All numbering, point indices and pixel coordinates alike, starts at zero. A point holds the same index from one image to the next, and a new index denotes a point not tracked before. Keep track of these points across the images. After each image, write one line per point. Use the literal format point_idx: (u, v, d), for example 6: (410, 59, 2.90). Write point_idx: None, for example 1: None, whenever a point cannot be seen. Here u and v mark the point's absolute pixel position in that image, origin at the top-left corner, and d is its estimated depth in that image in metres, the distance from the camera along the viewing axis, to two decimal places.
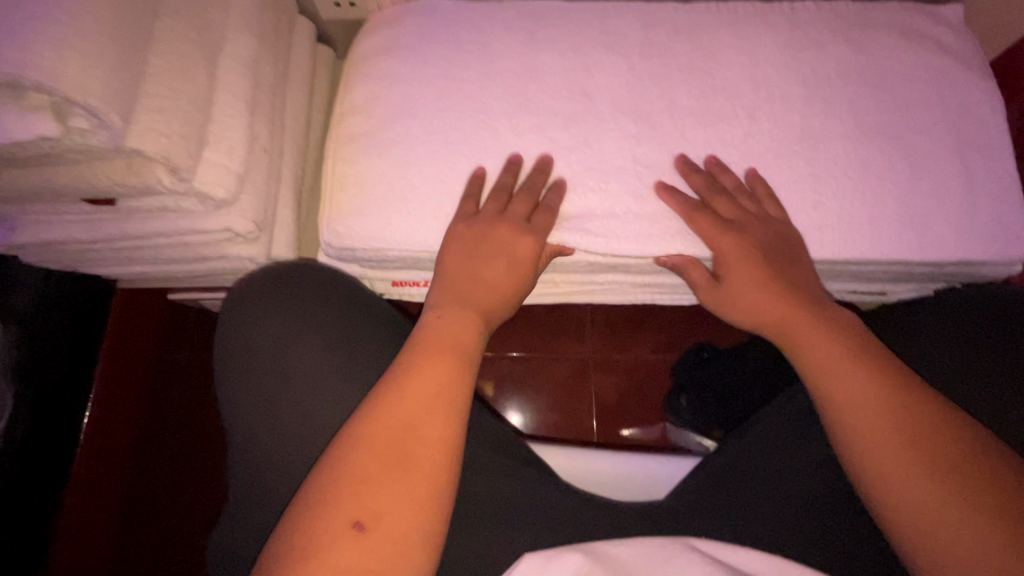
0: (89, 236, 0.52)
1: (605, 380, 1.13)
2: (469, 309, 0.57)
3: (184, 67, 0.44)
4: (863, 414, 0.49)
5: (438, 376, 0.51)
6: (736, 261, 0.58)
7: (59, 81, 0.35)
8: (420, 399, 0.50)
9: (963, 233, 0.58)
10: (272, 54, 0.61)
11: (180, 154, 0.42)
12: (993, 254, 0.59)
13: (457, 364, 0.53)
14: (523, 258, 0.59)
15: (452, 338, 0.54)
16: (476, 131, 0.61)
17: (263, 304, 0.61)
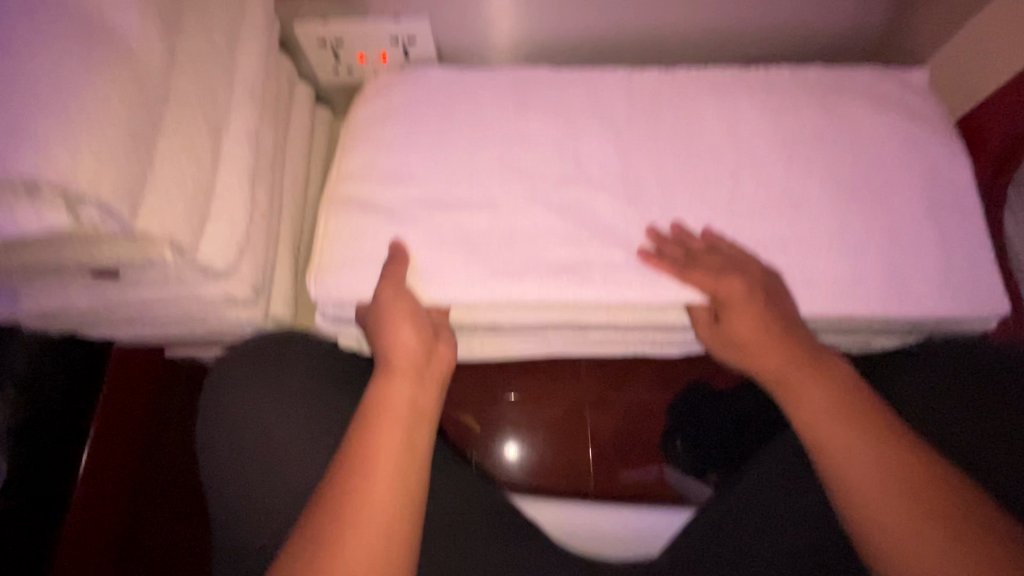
0: (90, 304, 0.53)
1: (603, 422, 1.10)
2: (404, 371, 0.56)
3: (190, 146, 0.46)
4: (857, 467, 0.50)
5: (392, 444, 0.51)
6: (741, 306, 0.58)
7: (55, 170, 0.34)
8: (382, 467, 0.49)
9: (941, 291, 0.61)
10: (274, 123, 0.64)
11: (185, 233, 0.44)
12: (972, 311, 0.61)
13: (403, 431, 0.52)
14: (419, 317, 0.58)
15: (395, 404, 0.53)
16: (470, 194, 0.64)
17: (244, 368, 0.63)
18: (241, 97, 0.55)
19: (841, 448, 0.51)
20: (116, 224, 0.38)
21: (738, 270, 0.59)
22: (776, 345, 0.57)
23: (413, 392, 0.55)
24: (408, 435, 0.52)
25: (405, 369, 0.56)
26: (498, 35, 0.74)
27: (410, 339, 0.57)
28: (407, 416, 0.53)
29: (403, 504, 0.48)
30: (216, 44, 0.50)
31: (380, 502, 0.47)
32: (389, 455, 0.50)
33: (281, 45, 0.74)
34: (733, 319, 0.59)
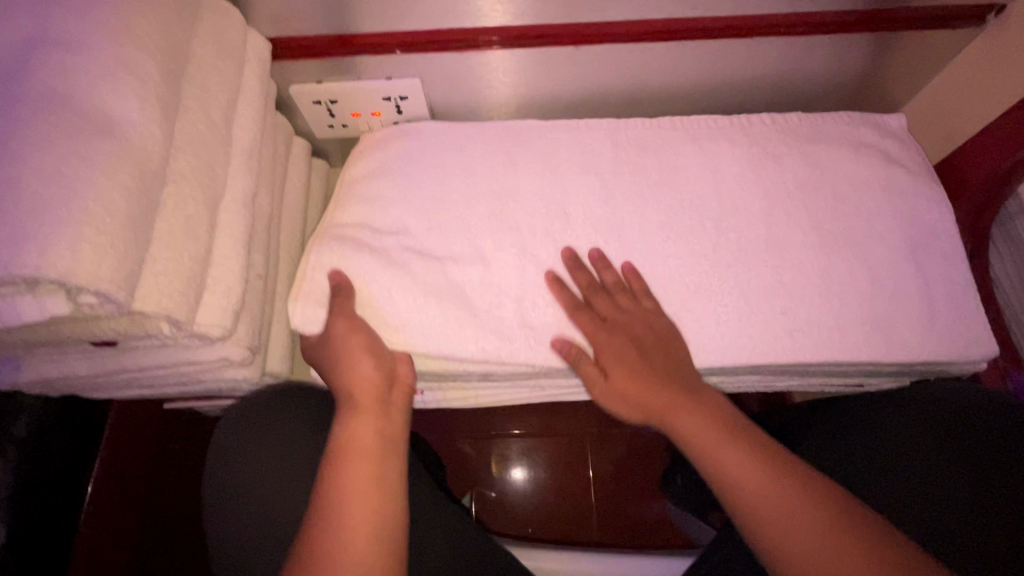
0: (91, 371, 0.54)
1: (602, 458, 1.10)
2: (363, 408, 0.56)
3: (189, 225, 0.47)
4: (778, 509, 0.49)
5: (364, 476, 0.52)
6: (621, 355, 0.60)
7: (54, 267, 0.35)
8: (355, 502, 0.50)
9: (926, 335, 0.61)
10: (269, 184, 0.66)
11: (182, 310, 0.45)
12: (959, 355, 0.61)
13: (374, 465, 0.53)
14: (375, 346, 0.59)
15: (359, 441, 0.54)
16: (460, 248, 0.65)
17: (269, 414, 0.66)
18: (237, 167, 0.57)
19: (752, 500, 0.50)
20: (115, 306, 0.39)
21: (624, 321, 0.61)
22: (674, 412, 0.56)
23: (379, 429, 0.56)
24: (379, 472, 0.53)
25: (369, 403, 0.56)
26: (486, 90, 0.77)
27: (370, 373, 0.58)
28: (376, 451, 0.54)
29: (382, 528, 0.49)
30: (212, 122, 0.52)
31: (358, 526, 0.49)
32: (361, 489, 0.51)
33: (276, 104, 0.76)
34: (611, 371, 0.59)
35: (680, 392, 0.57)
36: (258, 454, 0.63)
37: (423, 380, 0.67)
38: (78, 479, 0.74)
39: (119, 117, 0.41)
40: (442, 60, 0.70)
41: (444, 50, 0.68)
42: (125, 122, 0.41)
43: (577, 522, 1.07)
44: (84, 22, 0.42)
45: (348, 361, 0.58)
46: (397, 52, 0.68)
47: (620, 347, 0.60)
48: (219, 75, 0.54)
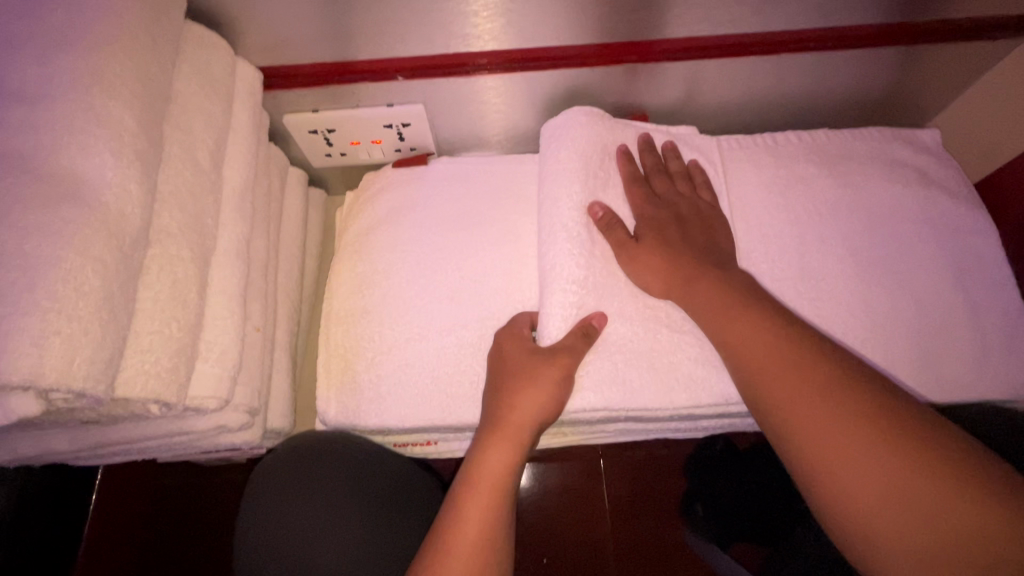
0: (73, 445, 0.49)
1: (618, 485, 1.06)
2: (506, 440, 0.51)
3: (176, 291, 0.42)
4: (827, 425, 0.42)
5: (478, 523, 0.46)
6: (658, 231, 0.55)
7: (15, 369, 0.30)
8: (467, 540, 0.46)
9: (979, 375, 0.57)
10: (265, 224, 0.61)
11: (171, 389, 0.40)
12: (1014, 394, 0.57)
13: (495, 503, 0.48)
14: (559, 378, 0.51)
15: (522, 421, 0.51)
16: (478, 299, 0.63)
17: (289, 476, 0.59)
18: (230, 214, 0.52)
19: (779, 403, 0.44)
20: (93, 400, 0.35)
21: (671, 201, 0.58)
22: (697, 284, 0.52)
23: (514, 463, 0.50)
24: (495, 508, 0.48)
25: (511, 434, 0.51)
26: (495, 112, 0.72)
27: (550, 400, 0.51)
28: (501, 486, 0.49)
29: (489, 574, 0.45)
30: (199, 170, 0.47)
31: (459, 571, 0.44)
32: (473, 529, 0.46)
33: (270, 135, 0.71)
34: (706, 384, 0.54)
35: (706, 263, 0.53)
36: (280, 514, 0.59)
37: (436, 433, 0.62)
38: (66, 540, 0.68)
39: (94, 182, 0.36)
40: (447, 85, 0.65)
41: (448, 75, 0.63)
42: (98, 184, 0.36)
43: (592, 551, 1.03)
44: (46, 68, 0.36)
45: (518, 396, 0.51)
46: (398, 78, 0.63)
47: (653, 220, 0.56)
48: (207, 116, 0.49)
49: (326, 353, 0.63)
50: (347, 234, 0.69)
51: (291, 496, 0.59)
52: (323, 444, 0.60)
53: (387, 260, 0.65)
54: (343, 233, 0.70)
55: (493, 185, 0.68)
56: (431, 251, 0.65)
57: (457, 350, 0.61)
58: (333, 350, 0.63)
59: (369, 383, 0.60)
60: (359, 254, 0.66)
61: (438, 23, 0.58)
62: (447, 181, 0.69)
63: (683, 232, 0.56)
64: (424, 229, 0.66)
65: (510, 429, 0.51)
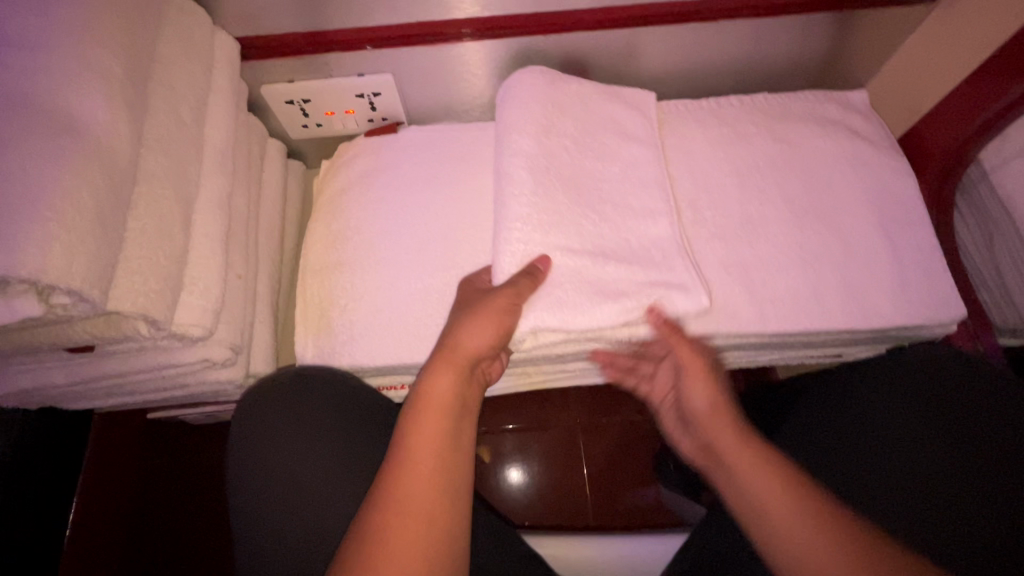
0: (69, 378, 0.53)
1: (593, 446, 1.11)
2: (451, 367, 0.53)
3: (162, 224, 0.47)
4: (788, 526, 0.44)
5: (430, 438, 0.49)
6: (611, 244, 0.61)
7: (20, 266, 0.35)
8: (421, 452, 0.48)
9: (897, 302, 0.63)
10: (245, 184, 0.66)
11: (159, 308, 0.45)
12: (929, 318, 0.63)
13: (446, 422, 0.50)
14: (507, 310, 0.55)
15: (467, 348, 0.54)
16: (446, 250, 0.68)
17: (271, 413, 0.63)
18: (210, 167, 0.56)
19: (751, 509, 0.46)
20: (89, 306, 0.39)
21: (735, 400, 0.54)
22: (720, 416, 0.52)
23: (458, 388, 0.52)
24: (446, 424, 0.51)
25: (458, 363, 0.53)
26: (459, 83, 0.77)
27: (490, 328, 0.54)
28: (449, 407, 0.51)
29: (444, 485, 0.48)
30: (182, 121, 0.52)
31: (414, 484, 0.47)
32: (425, 447, 0.49)
33: (249, 106, 0.76)
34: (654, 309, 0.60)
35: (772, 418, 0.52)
36: (262, 447, 0.62)
37: (409, 373, 0.67)
38: (63, 491, 0.71)
39: (88, 117, 0.41)
40: (414, 55, 0.71)
41: (413, 45, 0.69)
42: (91, 121, 0.41)
43: (571, 510, 1.08)
44: (43, 20, 0.41)
45: (466, 328, 0.54)
46: (368, 47, 0.68)
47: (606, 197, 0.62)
48: (187, 74, 0.54)
49: (304, 302, 0.68)
50: (324, 196, 0.74)
51: (275, 431, 0.62)
52: (302, 381, 0.63)
53: (360, 218, 0.70)
54: (320, 196, 0.75)
55: (459, 149, 0.74)
56: (402, 209, 0.70)
57: (428, 296, 0.66)
58: (313, 301, 0.68)
59: (345, 328, 0.65)
60: (334, 213, 0.72)
61: None
62: (415, 145, 0.74)
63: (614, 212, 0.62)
64: (394, 189, 0.71)
65: (456, 356, 0.53)
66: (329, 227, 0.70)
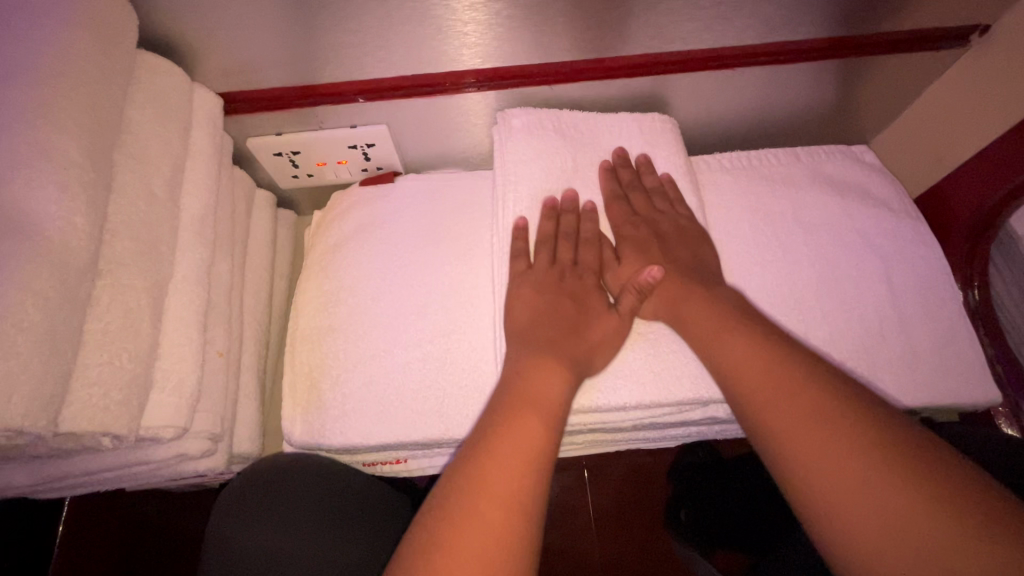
0: (30, 480, 0.48)
1: (601, 494, 1.05)
2: (529, 407, 0.45)
3: (128, 321, 0.42)
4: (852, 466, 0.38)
5: (505, 478, 0.40)
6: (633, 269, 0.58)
7: None
8: (490, 487, 0.39)
9: (918, 377, 0.60)
10: (228, 248, 0.61)
11: (122, 420, 0.40)
12: (953, 395, 0.60)
13: (530, 468, 0.41)
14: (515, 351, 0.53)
15: (523, 444, 0.42)
16: (442, 317, 0.63)
17: (248, 503, 0.57)
18: (187, 240, 0.52)
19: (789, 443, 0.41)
20: (35, 434, 0.35)
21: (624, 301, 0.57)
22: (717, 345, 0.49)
23: (542, 434, 0.43)
24: (530, 469, 0.41)
25: (532, 400, 0.45)
26: (459, 131, 0.73)
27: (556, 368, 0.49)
28: (535, 450, 0.42)
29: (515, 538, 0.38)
30: (155, 197, 0.47)
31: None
32: (502, 477, 0.40)
33: (236, 158, 0.72)
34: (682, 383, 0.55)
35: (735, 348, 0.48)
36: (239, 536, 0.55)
37: (405, 450, 0.62)
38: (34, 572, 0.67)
39: (39, 216, 0.36)
40: (410, 106, 0.66)
41: (411, 96, 0.64)
42: (45, 219, 0.36)
43: (579, 561, 1.02)
44: None
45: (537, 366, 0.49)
46: (360, 100, 0.64)
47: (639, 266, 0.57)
48: (163, 144, 0.50)
49: (293, 373, 0.64)
50: (314, 253, 0.70)
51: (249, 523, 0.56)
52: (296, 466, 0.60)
53: (352, 279, 0.65)
54: (310, 254, 0.70)
55: (459, 204, 0.69)
56: (398, 268, 0.65)
57: (424, 367, 0.61)
58: (303, 371, 0.63)
59: (334, 402, 0.60)
60: (325, 273, 0.67)
61: (395, 46, 0.59)
62: (413, 199, 0.70)
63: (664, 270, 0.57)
64: (389, 247, 0.67)
65: (527, 387, 0.47)
66: (320, 290, 0.66)
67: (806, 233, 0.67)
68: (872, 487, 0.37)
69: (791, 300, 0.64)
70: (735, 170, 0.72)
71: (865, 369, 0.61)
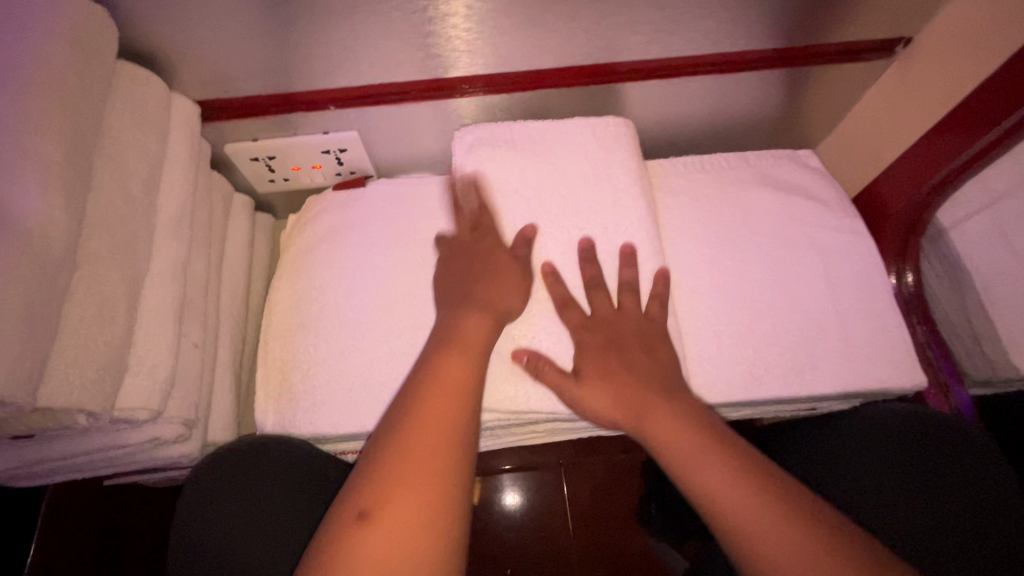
0: (10, 463, 0.51)
1: (576, 484, 1.08)
2: (463, 353, 0.53)
3: (104, 308, 0.46)
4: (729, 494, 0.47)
5: (437, 410, 0.48)
6: (586, 262, 0.62)
7: None
8: (422, 418, 0.47)
9: (851, 361, 0.65)
10: (205, 247, 0.65)
11: (96, 400, 0.43)
12: (886, 378, 0.64)
13: (460, 400, 0.49)
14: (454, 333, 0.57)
15: (451, 379, 0.50)
16: (408, 312, 0.67)
17: (222, 485, 0.62)
18: (163, 237, 0.55)
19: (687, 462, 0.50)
20: (14, 407, 0.38)
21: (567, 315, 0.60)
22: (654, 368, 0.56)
23: (470, 373, 0.51)
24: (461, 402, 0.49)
25: (467, 344, 0.54)
26: (428, 138, 0.77)
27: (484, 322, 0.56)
28: (465, 386, 0.50)
29: (446, 456, 0.46)
30: (131, 195, 0.51)
31: (401, 502, 0.43)
32: (435, 407, 0.48)
33: (214, 163, 0.75)
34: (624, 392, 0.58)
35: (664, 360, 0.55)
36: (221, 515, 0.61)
37: None
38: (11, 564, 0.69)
39: (22, 209, 0.39)
40: (379, 113, 0.70)
41: (381, 103, 0.68)
42: (26, 212, 0.40)
43: (556, 560, 1.05)
44: None
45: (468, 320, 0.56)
46: (331, 108, 0.68)
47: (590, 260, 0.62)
48: (140, 148, 0.53)
49: (266, 366, 0.67)
50: (287, 253, 0.73)
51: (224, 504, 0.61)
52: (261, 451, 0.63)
53: (324, 277, 0.69)
54: (283, 256, 0.74)
55: (426, 206, 0.73)
56: (367, 266, 0.69)
57: (391, 358, 0.65)
58: (277, 363, 0.67)
59: (305, 393, 0.64)
60: (298, 272, 0.70)
61: (362, 57, 0.63)
62: (382, 202, 0.74)
63: (615, 305, 0.59)
64: (358, 246, 0.70)
65: (463, 338, 0.54)
66: (293, 288, 0.69)
67: (751, 231, 0.72)
68: (745, 508, 0.47)
69: (737, 292, 0.68)
70: (687, 173, 0.77)
71: (804, 354, 0.65)
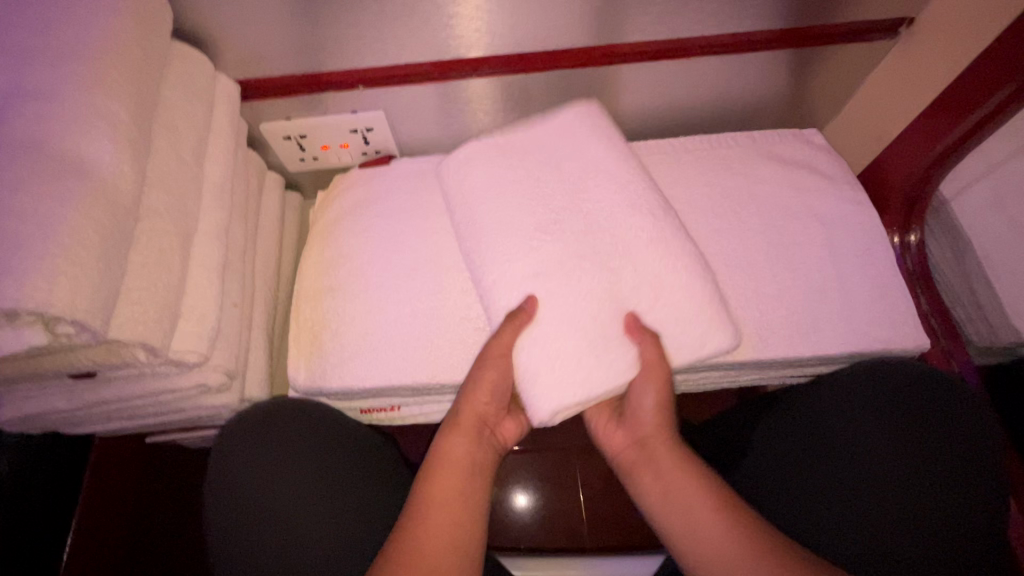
0: (70, 404, 0.56)
1: (589, 471, 1.06)
2: (463, 431, 0.59)
3: (161, 256, 0.51)
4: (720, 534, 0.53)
5: (442, 514, 0.53)
6: None
7: (28, 298, 0.38)
8: (435, 511, 0.54)
9: (854, 326, 0.68)
10: (243, 216, 0.69)
11: (156, 336, 0.48)
12: (887, 341, 0.67)
13: (461, 476, 0.57)
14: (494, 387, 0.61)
15: (453, 458, 0.57)
16: (431, 277, 0.71)
17: (244, 454, 0.66)
18: (208, 201, 0.60)
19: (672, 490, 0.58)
20: (90, 334, 0.43)
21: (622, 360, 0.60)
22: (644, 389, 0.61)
23: (473, 446, 0.59)
24: (460, 477, 0.57)
25: (468, 424, 0.59)
26: (448, 117, 0.81)
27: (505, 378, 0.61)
28: (464, 464, 0.58)
29: (452, 540, 0.53)
30: (183, 159, 0.56)
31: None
32: (439, 493, 0.55)
33: (249, 142, 0.80)
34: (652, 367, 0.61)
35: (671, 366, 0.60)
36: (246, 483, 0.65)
37: (398, 396, 0.70)
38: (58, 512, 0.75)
39: (96, 160, 0.44)
40: (404, 93, 0.75)
41: (406, 83, 0.73)
42: (99, 163, 0.45)
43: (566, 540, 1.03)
44: (55, 73, 0.45)
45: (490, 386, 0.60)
46: (360, 87, 0.72)
47: None
48: (191, 117, 0.58)
49: (297, 327, 0.71)
50: (317, 225, 0.78)
51: (248, 473, 0.65)
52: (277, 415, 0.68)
53: (352, 245, 0.74)
54: (314, 227, 0.79)
55: None
56: (392, 235, 0.74)
57: (414, 319, 0.69)
58: (307, 325, 0.71)
59: (335, 350, 0.68)
60: (327, 242, 0.75)
61: (389, 38, 0.67)
62: (406, 177, 0.78)
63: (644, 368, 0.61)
64: (383, 219, 0.75)
65: (466, 414, 0.60)
66: (322, 255, 0.74)
67: (757, 203, 0.75)
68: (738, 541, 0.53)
69: (744, 261, 0.71)
70: (695, 149, 0.80)
71: (808, 318, 0.68)
